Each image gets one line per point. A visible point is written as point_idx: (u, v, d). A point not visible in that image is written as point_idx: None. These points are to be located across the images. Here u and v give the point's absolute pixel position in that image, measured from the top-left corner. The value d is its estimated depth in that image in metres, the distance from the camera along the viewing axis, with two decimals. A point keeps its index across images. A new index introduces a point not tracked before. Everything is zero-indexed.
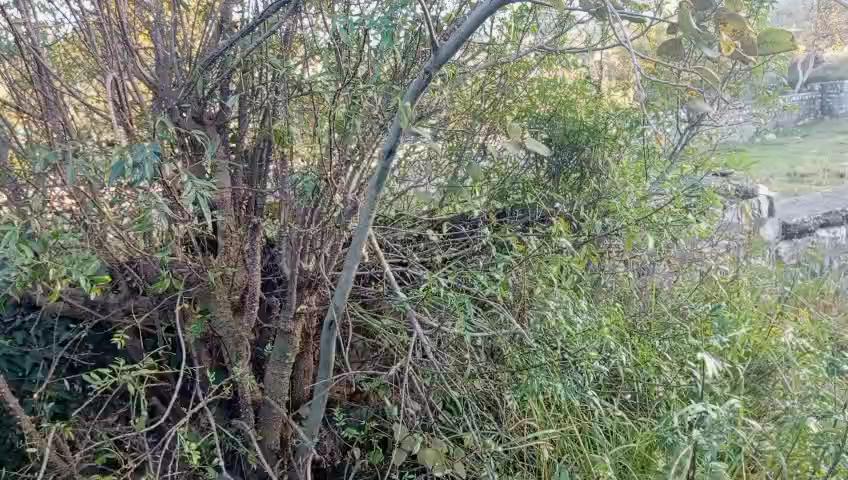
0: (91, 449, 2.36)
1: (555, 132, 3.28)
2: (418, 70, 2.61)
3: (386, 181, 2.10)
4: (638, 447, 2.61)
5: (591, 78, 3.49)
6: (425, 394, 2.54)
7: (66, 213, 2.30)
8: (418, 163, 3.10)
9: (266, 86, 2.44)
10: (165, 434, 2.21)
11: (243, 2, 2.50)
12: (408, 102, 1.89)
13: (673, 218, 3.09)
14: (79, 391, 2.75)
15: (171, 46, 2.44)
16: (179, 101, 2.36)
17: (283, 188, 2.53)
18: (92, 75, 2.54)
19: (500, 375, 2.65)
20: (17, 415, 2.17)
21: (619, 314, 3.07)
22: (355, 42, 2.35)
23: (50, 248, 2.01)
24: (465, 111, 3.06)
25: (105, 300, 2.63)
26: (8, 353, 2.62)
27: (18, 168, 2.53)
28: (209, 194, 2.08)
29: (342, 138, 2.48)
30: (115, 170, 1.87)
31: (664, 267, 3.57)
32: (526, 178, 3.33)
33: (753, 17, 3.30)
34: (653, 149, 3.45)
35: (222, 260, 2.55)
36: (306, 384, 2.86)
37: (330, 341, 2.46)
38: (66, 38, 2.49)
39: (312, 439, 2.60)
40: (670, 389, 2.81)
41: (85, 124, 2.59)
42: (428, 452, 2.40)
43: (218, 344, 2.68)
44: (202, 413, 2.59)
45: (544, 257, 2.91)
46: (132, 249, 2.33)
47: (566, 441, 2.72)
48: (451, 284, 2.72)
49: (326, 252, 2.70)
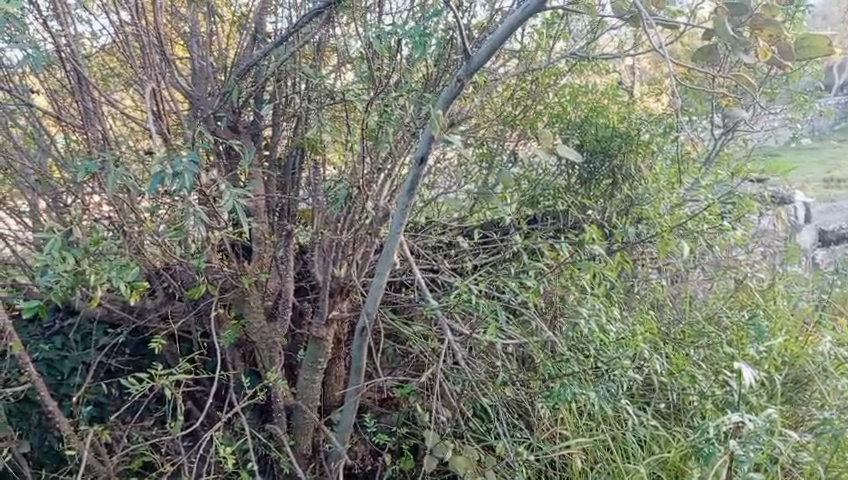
0: (128, 452, 2.41)
1: (586, 137, 3.22)
2: (451, 78, 2.63)
3: (417, 187, 2.15)
4: (672, 457, 2.58)
5: (622, 84, 3.47)
6: (456, 401, 2.58)
7: (105, 220, 2.36)
8: (449, 169, 3.08)
9: (300, 95, 2.49)
10: (201, 438, 2.29)
11: (276, 13, 2.55)
12: (441, 109, 1.98)
13: (709, 226, 3.06)
14: (117, 394, 2.78)
15: (207, 56, 2.50)
16: (215, 110, 2.41)
17: (316, 196, 2.58)
18: (129, 85, 2.60)
19: (532, 383, 2.65)
20: (57, 418, 2.23)
21: (653, 322, 3.02)
22: (387, 51, 2.38)
23: (92, 255, 2.08)
24: (494, 117, 3.07)
25: (142, 305, 2.67)
26: (47, 357, 2.67)
27: (58, 175, 2.60)
28: (245, 203, 2.12)
29: (374, 146, 2.47)
30: (155, 180, 1.92)
31: (699, 274, 3.51)
32: (557, 184, 3.28)
33: (788, 23, 3.13)
34: (687, 155, 3.41)
35: (256, 266, 2.57)
36: (337, 389, 2.87)
37: (362, 347, 2.48)
38: (103, 48, 2.54)
39: (344, 444, 2.62)
40: (705, 398, 2.76)
41: (123, 132, 2.66)
42: (460, 458, 2.53)
43: (252, 349, 2.71)
44: (236, 416, 2.62)
45: (577, 265, 2.87)
46: (168, 256, 2.38)
47: (599, 450, 2.69)
48: (483, 291, 2.71)
49: (358, 258, 2.72)
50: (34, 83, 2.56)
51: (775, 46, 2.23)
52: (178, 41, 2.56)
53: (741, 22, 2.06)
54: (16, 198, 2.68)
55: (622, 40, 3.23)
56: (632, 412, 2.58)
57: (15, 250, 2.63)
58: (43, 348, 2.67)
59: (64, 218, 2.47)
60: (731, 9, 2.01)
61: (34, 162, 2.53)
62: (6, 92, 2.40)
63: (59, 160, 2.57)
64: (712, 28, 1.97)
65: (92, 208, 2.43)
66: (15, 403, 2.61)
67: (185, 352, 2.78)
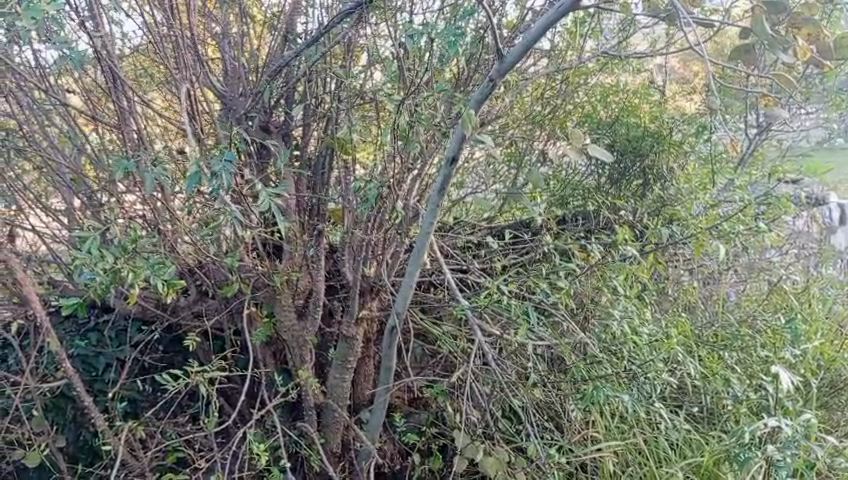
0: (162, 447, 2.45)
1: (617, 137, 3.19)
2: (482, 79, 2.63)
3: (448, 187, 2.15)
4: (705, 461, 2.57)
5: (654, 84, 3.44)
6: (486, 402, 2.57)
7: (140, 219, 2.39)
8: (477, 170, 3.07)
9: (330, 95, 2.50)
10: (235, 435, 2.32)
11: (307, 14, 2.56)
12: (474, 109, 1.98)
13: (744, 227, 3.00)
14: (151, 391, 2.80)
15: (239, 57, 2.52)
16: (247, 110, 2.43)
17: (346, 196, 2.59)
18: (162, 85, 2.63)
19: (563, 385, 2.63)
20: (93, 415, 2.26)
21: (686, 324, 2.99)
22: (418, 52, 2.38)
23: (129, 253, 2.11)
24: (523, 117, 3.03)
25: (176, 303, 2.70)
26: (83, 353, 2.72)
27: (93, 174, 2.64)
28: (279, 203, 2.13)
29: (404, 146, 2.43)
30: (192, 180, 1.96)
31: (733, 276, 3.45)
32: (587, 185, 3.26)
33: (826, 21, 3.08)
34: (720, 156, 3.39)
35: (288, 265, 2.58)
36: (366, 388, 2.87)
37: (392, 346, 2.49)
38: (136, 48, 2.59)
39: (374, 443, 2.63)
40: (740, 402, 2.72)
41: (158, 133, 2.69)
42: (490, 460, 2.51)
43: (283, 347, 2.72)
44: (267, 414, 2.64)
45: (609, 267, 2.81)
46: (203, 254, 2.40)
47: (630, 453, 2.68)
48: (513, 291, 2.70)
49: (388, 258, 2.72)
50: (70, 84, 2.60)
51: (816, 44, 2.20)
52: (210, 42, 2.58)
53: (779, 20, 2.02)
54: (52, 196, 2.71)
55: (655, 39, 3.20)
56: (665, 416, 2.56)
57: (52, 248, 2.67)
58: (79, 345, 2.71)
59: (99, 216, 2.51)
60: (769, 8, 1.97)
61: (69, 161, 2.58)
62: (44, 92, 2.44)
63: (94, 158, 2.60)
64: (751, 28, 1.92)
65: (126, 207, 2.45)
66: (51, 398, 2.65)
67: (217, 350, 2.80)
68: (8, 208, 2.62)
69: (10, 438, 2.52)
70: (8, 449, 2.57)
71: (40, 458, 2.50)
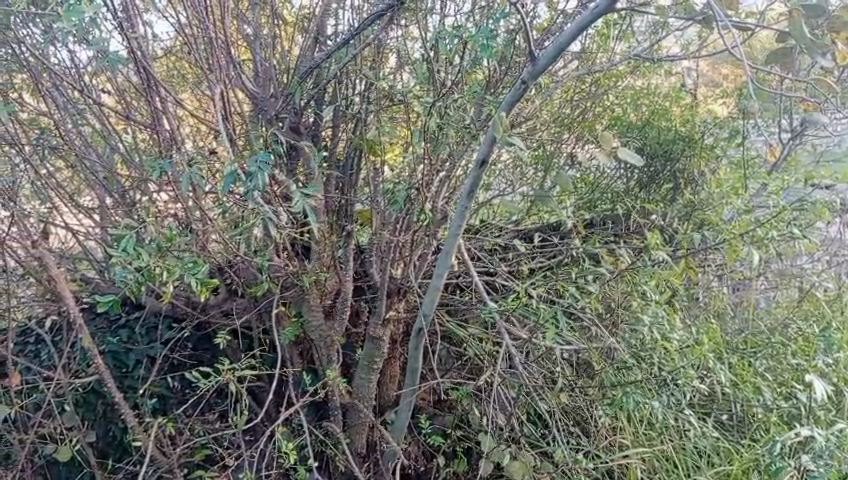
0: (191, 445, 2.47)
1: (648, 140, 3.18)
2: (512, 81, 2.61)
3: (478, 189, 2.14)
4: (736, 470, 2.58)
5: (685, 87, 3.42)
6: (512, 406, 2.56)
7: (171, 218, 2.42)
8: (505, 172, 3.03)
9: (360, 97, 2.53)
10: (263, 433, 2.34)
11: (337, 15, 2.59)
12: (505, 111, 1.97)
13: (777, 233, 2.94)
14: (180, 388, 2.82)
15: (270, 58, 2.53)
16: (278, 112, 2.45)
17: (375, 197, 2.60)
18: (193, 86, 2.66)
19: (590, 390, 2.61)
20: (125, 411, 2.29)
21: (718, 332, 3.04)
22: (448, 54, 2.38)
23: (163, 252, 2.13)
24: (553, 121, 3.02)
25: (205, 301, 2.72)
26: (114, 349, 2.73)
27: (125, 174, 2.67)
28: (311, 205, 2.15)
29: (434, 148, 2.43)
30: (228, 178, 1.98)
31: (762, 282, 3.41)
32: (616, 188, 3.25)
33: None
34: (752, 160, 3.37)
35: (316, 266, 2.59)
36: (392, 389, 2.88)
37: (418, 348, 2.49)
38: (169, 48, 2.63)
39: (399, 444, 2.64)
40: (770, 410, 2.73)
41: (190, 133, 2.72)
42: (516, 464, 2.46)
43: (309, 347, 2.74)
44: (294, 413, 2.66)
45: (639, 271, 2.79)
46: (233, 254, 2.41)
47: (658, 460, 2.66)
48: (541, 295, 2.70)
49: (415, 260, 2.73)
50: (104, 83, 2.63)
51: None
52: (241, 43, 2.58)
53: (818, 25, 2.02)
54: (84, 193, 2.74)
55: (687, 41, 3.16)
56: (697, 424, 2.58)
57: (84, 245, 2.70)
58: (110, 341, 2.73)
59: (131, 215, 2.54)
60: (808, 11, 1.96)
61: (103, 160, 2.61)
62: (79, 91, 2.47)
63: (126, 157, 2.63)
64: (788, 30, 1.89)
65: (158, 206, 2.48)
66: (82, 393, 2.69)
67: (246, 348, 2.82)
68: (43, 206, 2.65)
69: (42, 432, 2.56)
70: (40, 443, 2.60)
71: (71, 453, 2.56)
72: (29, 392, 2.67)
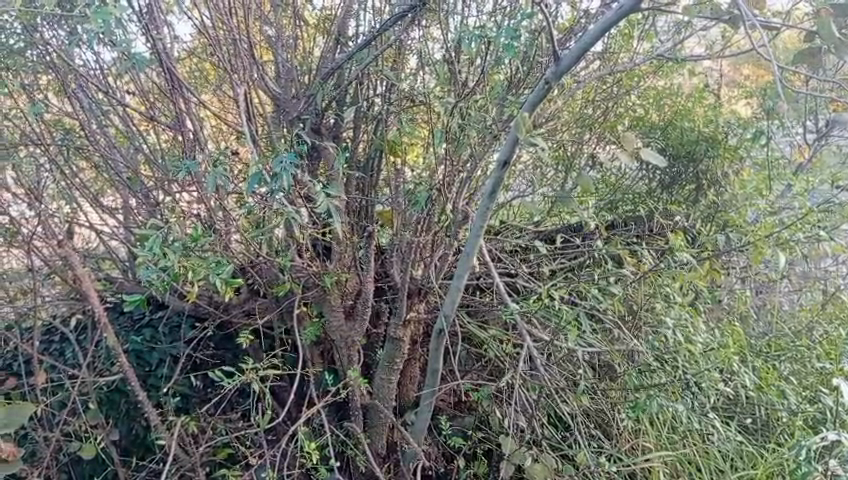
0: (214, 443, 2.49)
1: (668, 141, 3.21)
2: (534, 81, 2.60)
3: (499, 189, 2.13)
4: (759, 474, 2.54)
5: (708, 87, 3.37)
6: (534, 408, 2.55)
7: (195, 217, 2.44)
8: (525, 174, 2.99)
9: (380, 98, 2.53)
10: (286, 432, 2.35)
11: (358, 17, 2.59)
12: (529, 111, 1.96)
13: (803, 235, 2.89)
14: (202, 387, 2.84)
15: (292, 59, 2.55)
16: (300, 113, 2.49)
17: (396, 197, 2.60)
18: (215, 86, 2.67)
19: (612, 392, 2.62)
20: (149, 409, 2.31)
21: (741, 335, 3.01)
22: (470, 55, 2.37)
23: (188, 252, 2.15)
24: (573, 121, 2.96)
25: (228, 301, 2.76)
26: (138, 348, 2.77)
27: (149, 175, 2.69)
28: (333, 205, 2.16)
29: (455, 149, 2.43)
30: (252, 179, 2.02)
31: (785, 285, 3.37)
32: (638, 189, 3.28)
33: None
34: (776, 160, 3.36)
35: (338, 266, 2.60)
36: (412, 390, 2.89)
37: (438, 349, 2.48)
38: (191, 49, 2.65)
39: (419, 445, 2.64)
40: (795, 415, 2.69)
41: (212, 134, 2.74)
42: (537, 466, 2.41)
43: (330, 347, 2.76)
44: (315, 413, 2.67)
45: (662, 273, 2.77)
46: (255, 254, 2.43)
47: (681, 464, 2.63)
48: (562, 296, 2.69)
49: (436, 260, 2.72)
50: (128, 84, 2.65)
51: None
52: (262, 45, 2.57)
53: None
54: (108, 194, 2.76)
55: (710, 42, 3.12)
56: (720, 427, 2.56)
57: (108, 244, 2.74)
58: (134, 340, 2.78)
59: (155, 216, 2.56)
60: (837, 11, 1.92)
61: (127, 160, 2.63)
62: (104, 93, 2.49)
63: (150, 158, 2.65)
64: (816, 29, 1.85)
65: (181, 206, 2.49)
66: (107, 391, 2.71)
67: (267, 348, 2.85)
68: (68, 206, 2.67)
69: (67, 430, 2.59)
70: (65, 440, 2.62)
71: (95, 451, 2.58)
72: (54, 390, 2.69)
